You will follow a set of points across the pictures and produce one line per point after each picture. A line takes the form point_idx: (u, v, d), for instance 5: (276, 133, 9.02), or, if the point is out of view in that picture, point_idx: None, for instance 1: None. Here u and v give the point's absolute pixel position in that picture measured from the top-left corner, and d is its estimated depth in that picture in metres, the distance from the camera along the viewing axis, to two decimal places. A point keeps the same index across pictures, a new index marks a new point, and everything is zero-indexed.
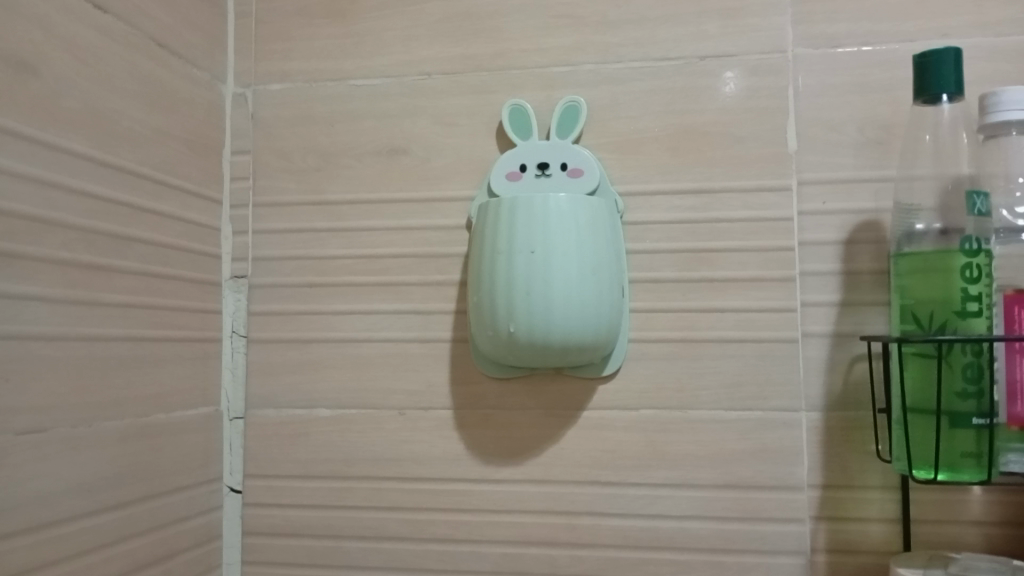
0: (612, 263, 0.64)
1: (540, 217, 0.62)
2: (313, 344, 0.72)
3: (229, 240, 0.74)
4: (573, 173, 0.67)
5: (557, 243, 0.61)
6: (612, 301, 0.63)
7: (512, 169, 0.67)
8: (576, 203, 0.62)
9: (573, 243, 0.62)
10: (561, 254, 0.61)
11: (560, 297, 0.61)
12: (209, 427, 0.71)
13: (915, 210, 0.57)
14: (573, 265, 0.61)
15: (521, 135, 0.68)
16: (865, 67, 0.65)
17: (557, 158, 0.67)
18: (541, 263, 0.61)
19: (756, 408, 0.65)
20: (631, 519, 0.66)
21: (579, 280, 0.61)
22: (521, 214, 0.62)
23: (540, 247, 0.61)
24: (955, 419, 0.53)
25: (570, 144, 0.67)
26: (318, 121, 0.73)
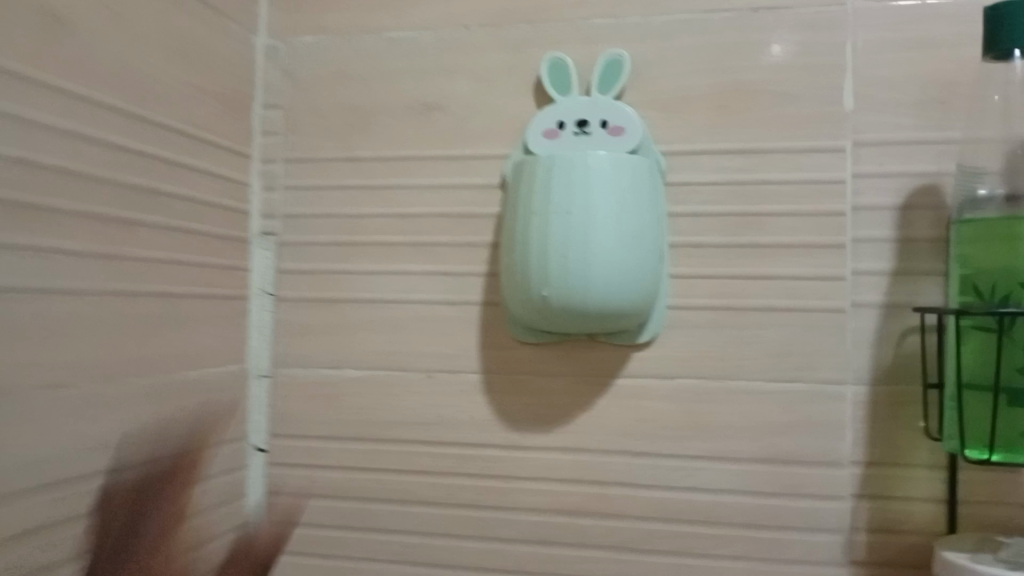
0: (652, 229, 0.61)
1: (577, 179, 0.59)
2: (343, 304, 0.70)
3: (258, 196, 0.72)
4: (613, 132, 0.63)
5: (595, 205, 0.59)
6: (651, 269, 0.61)
7: (550, 127, 0.64)
8: (616, 164, 0.60)
9: (612, 206, 0.59)
10: (599, 217, 0.59)
11: (598, 261, 0.58)
12: (236, 386, 0.70)
13: (980, 173, 0.54)
14: (613, 230, 0.59)
15: (560, 91, 0.65)
16: (928, 22, 0.61)
17: (597, 116, 0.63)
18: (578, 225, 0.59)
19: (801, 380, 0.62)
20: (665, 491, 0.64)
21: (618, 246, 0.59)
22: (559, 174, 0.59)
23: (576, 209, 0.59)
24: (1014, 397, 0.50)
25: (612, 100, 0.64)
26: (351, 75, 0.71)
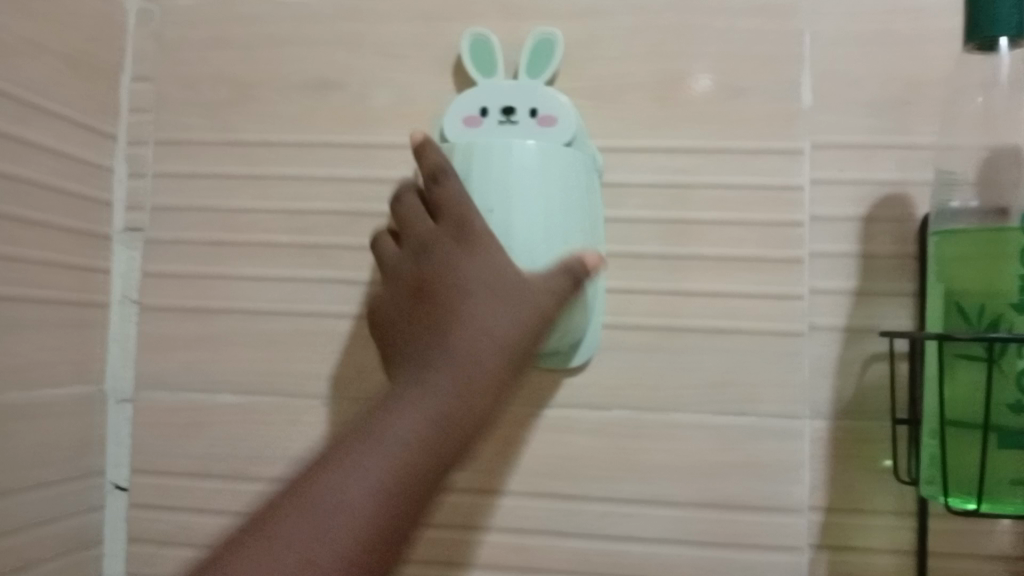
0: (587, 231, 0.53)
1: (501, 171, 0.50)
2: (217, 315, 0.59)
3: (122, 185, 0.61)
4: (543, 122, 0.53)
5: (521, 200, 0.50)
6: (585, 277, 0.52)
7: (470, 114, 0.53)
8: (546, 155, 0.51)
9: (541, 202, 0.50)
10: (525, 214, 0.50)
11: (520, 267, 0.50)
12: (83, 412, 0.58)
13: (955, 183, 0.47)
14: (540, 230, 0.50)
15: (481, 71, 0.55)
16: (890, 12, 0.54)
17: (524, 103, 0.54)
18: (500, 224, 0.50)
19: (748, 413, 0.54)
20: (593, 540, 0.55)
21: (546, 248, 0.50)
22: (480, 164, 0.50)
23: (497, 205, 0.50)
24: (1006, 437, 0.42)
25: (541, 86, 0.54)
26: (235, 47, 0.60)
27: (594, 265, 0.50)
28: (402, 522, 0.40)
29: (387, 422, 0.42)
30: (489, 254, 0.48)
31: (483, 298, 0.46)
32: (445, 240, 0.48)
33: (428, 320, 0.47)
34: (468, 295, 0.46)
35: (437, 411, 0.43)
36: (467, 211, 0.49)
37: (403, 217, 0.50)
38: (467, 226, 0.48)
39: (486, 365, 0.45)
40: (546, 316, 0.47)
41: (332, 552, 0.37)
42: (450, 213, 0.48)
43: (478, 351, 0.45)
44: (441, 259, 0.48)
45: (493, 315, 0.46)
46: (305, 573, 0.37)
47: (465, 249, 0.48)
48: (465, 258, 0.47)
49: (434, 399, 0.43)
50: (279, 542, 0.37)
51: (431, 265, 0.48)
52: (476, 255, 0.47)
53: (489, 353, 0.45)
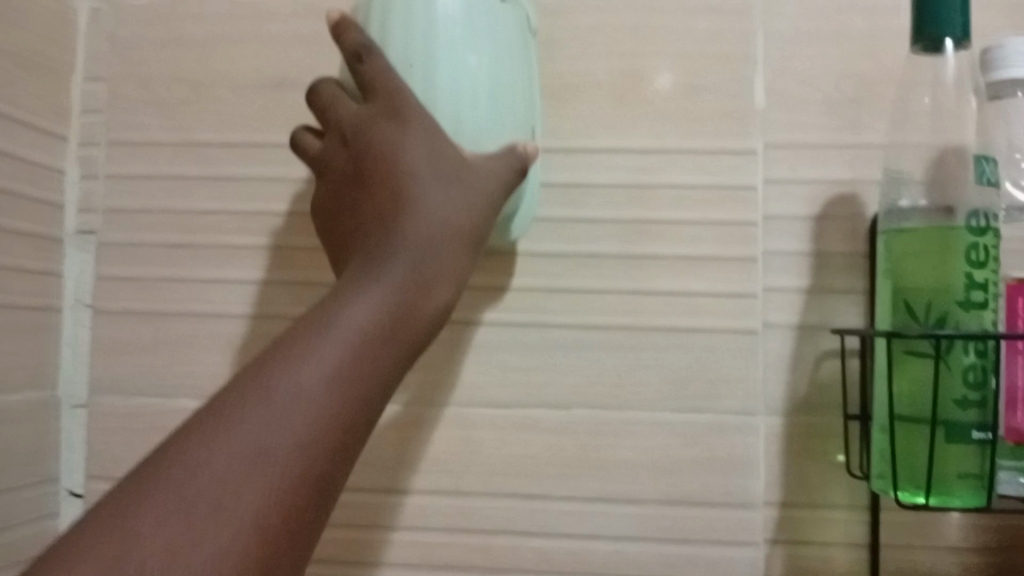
0: (521, 87, 0.48)
1: (426, 21, 0.45)
2: (173, 319, 0.58)
3: (74, 187, 0.60)
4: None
5: (445, 53, 0.45)
6: (517, 133, 0.48)
7: None
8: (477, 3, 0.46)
9: (469, 57, 0.45)
10: (449, 71, 0.45)
11: (445, 121, 0.46)
12: (34, 419, 0.57)
13: (904, 182, 0.48)
14: (466, 87, 0.45)
15: None
16: (845, 12, 0.55)
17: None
18: (422, 80, 0.45)
19: (706, 411, 0.54)
20: (557, 539, 0.55)
21: (473, 105, 0.46)
22: (402, 14, 0.46)
23: (419, 62, 0.45)
24: (952, 432, 0.43)
25: None
26: (187, 44, 0.59)
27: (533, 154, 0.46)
28: (356, 417, 0.37)
29: (331, 318, 0.39)
30: (426, 128, 0.44)
31: (428, 180, 0.43)
32: (376, 117, 0.44)
33: (371, 206, 0.43)
34: (413, 179, 0.43)
35: (387, 296, 0.40)
36: (396, 81, 0.45)
37: (328, 102, 0.46)
38: (398, 97, 0.44)
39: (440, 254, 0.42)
40: (496, 197, 0.45)
41: (283, 445, 0.35)
42: (376, 83, 0.44)
43: (428, 240, 0.42)
44: (375, 138, 0.44)
45: (440, 199, 0.43)
46: (260, 466, 0.34)
47: (399, 126, 0.44)
48: (405, 140, 0.44)
49: (382, 289, 0.40)
50: (225, 428, 0.35)
51: (365, 148, 0.45)
52: (413, 131, 0.44)
53: (437, 240, 0.42)
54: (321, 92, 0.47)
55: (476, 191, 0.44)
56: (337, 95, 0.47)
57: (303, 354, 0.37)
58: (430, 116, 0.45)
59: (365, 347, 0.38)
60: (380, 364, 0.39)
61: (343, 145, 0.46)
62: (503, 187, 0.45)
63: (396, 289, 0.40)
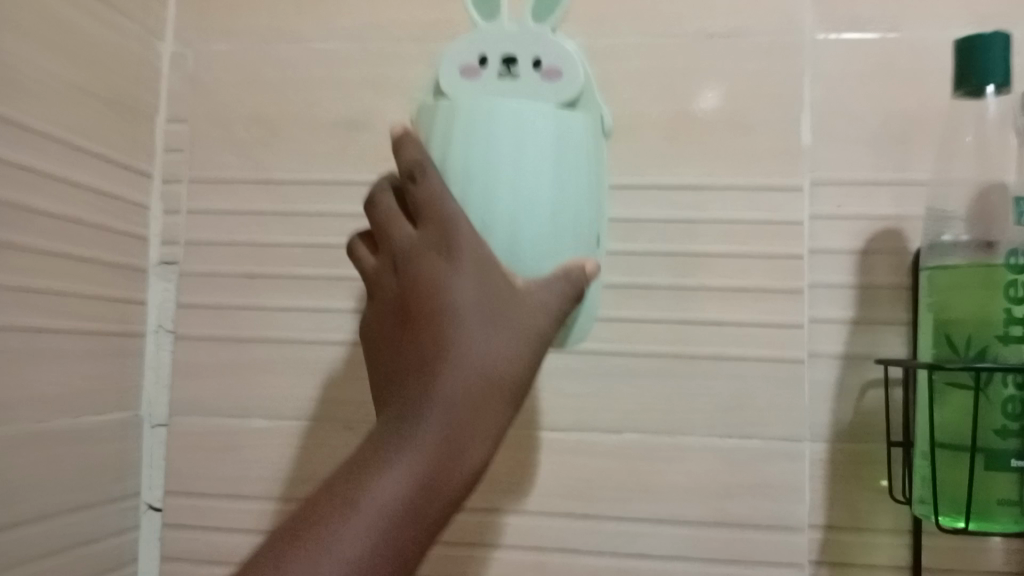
0: (583, 194, 0.47)
1: (488, 133, 0.45)
2: (250, 344, 0.62)
3: (159, 220, 0.64)
4: (547, 75, 0.48)
5: (506, 167, 0.45)
6: (576, 243, 0.47)
7: (468, 62, 0.48)
8: (542, 114, 0.45)
9: (530, 170, 0.45)
10: (508, 185, 0.45)
11: (502, 237, 0.45)
12: (123, 437, 0.61)
13: (947, 219, 0.50)
14: (525, 200, 0.45)
15: (485, 17, 0.50)
16: (889, 53, 0.58)
17: (527, 52, 0.48)
18: (481, 195, 0.45)
19: (755, 437, 0.57)
20: (610, 558, 0.58)
21: (532, 218, 0.45)
22: (465, 124, 0.45)
23: (479, 173, 0.45)
24: (992, 460, 0.45)
25: (547, 33, 0.48)
26: (266, 89, 0.63)
27: (592, 271, 0.45)
28: None
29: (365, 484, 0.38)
30: (479, 265, 0.42)
31: (475, 324, 0.41)
32: (427, 251, 0.43)
33: (414, 344, 0.42)
34: (460, 324, 0.41)
35: (424, 465, 0.38)
36: (452, 212, 0.43)
37: (385, 219, 0.45)
38: (453, 234, 0.43)
39: (484, 405, 0.41)
40: (545, 335, 0.43)
41: None
42: (434, 215, 0.43)
43: (473, 393, 0.40)
44: (426, 270, 0.43)
45: (487, 346, 0.41)
46: None
47: (448, 264, 0.42)
48: (455, 279, 0.42)
49: (422, 452, 0.39)
50: None
51: (414, 280, 0.43)
52: (465, 271, 0.42)
53: (480, 392, 0.41)
54: (379, 206, 0.46)
55: (524, 334, 0.42)
56: (393, 213, 0.45)
57: (332, 523, 0.36)
58: (486, 252, 0.43)
59: (398, 516, 0.37)
60: (417, 539, 0.37)
61: (393, 271, 0.45)
62: (551, 322, 0.43)
63: (437, 451, 0.39)
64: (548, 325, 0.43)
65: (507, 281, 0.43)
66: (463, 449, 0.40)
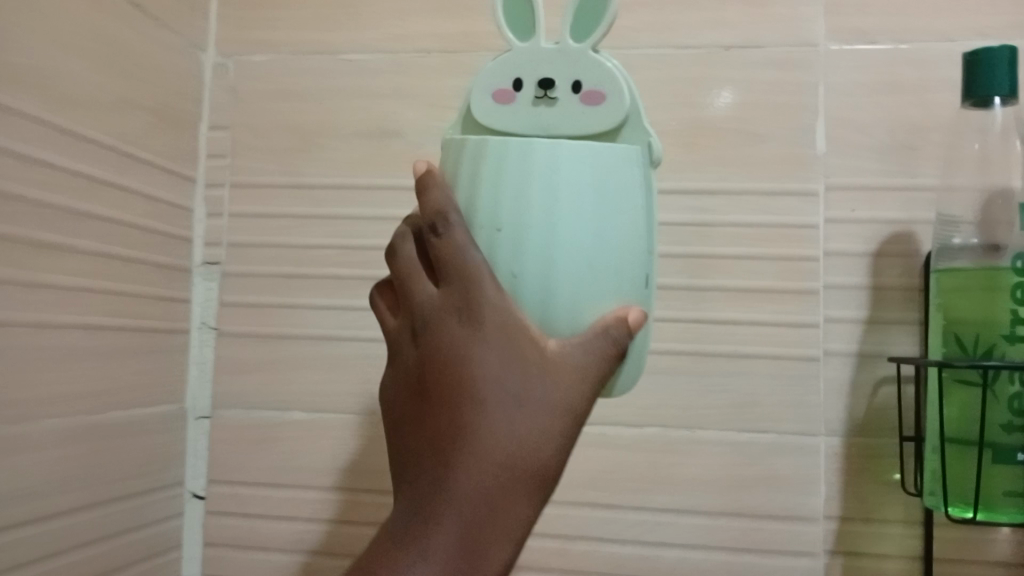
0: (632, 240, 0.39)
1: (518, 178, 0.38)
2: (287, 341, 0.65)
3: (201, 223, 0.67)
4: (588, 99, 0.40)
5: (538, 216, 0.38)
6: (621, 297, 0.40)
7: (500, 87, 0.41)
8: (581, 157, 0.38)
9: (567, 220, 0.38)
10: (541, 238, 0.38)
11: (533, 297, 0.39)
12: (169, 428, 0.64)
13: (956, 223, 0.53)
14: (559, 256, 0.38)
15: (519, 34, 0.42)
16: (899, 63, 0.60)
17: (565, 74, 0.40)
18: (509, 250, 0.39)
19: (770, 431, 0.59)
20: (630, 546, 0.60)
21: (569, 275, 0.38)
22: (491, 168, 0.39)
23: (508, 225, 0.39)
24: (999, 453, 0.48)
25: (588, 51, 0.40)
26: (302, 98, 0.66)
27: (637, 324, 0.39)
28: None
29: None
30: (501, 336, 0.38)
31: (495, 406, 0.38)
32: (447, 317, 0.39)
33: (433, 425, 0.39)
34: (478, 405, 0.38)
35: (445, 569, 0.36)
36: (473, 272, 0.38)
37: (406, 271, 0.41)
38: (473, 298, 0.38)
39: (509, 496, 0.37)
40: (579, 410, 0.39)
41: None
42: (453, 273, 0.38)
43: (491, 483, 0.37)
44: (445, 340, 0.39)
45: (507, 430, 0.38)
46: None
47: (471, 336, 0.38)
48: (473, 353, 0.38)
49: (443, 553, 0.36)
50: None
51: (431, 349, 0.39)
52: (484, 343, 0.38)
53: (503, 484, 0.37)
54: (400, 255, 0.41)
55: (551, 412, 0.38)
56: (412, 266, 0.41)
57: None
58: (510, 318, 0.38)
59: None
60: None
61: (410, 337, 0.40)
62: (583, 395, 0.38)
63: (449, 551, 0.37)
64: (583, 398, 0.39)
65: (534, 349, 0.38)
66: (488, 546, 0.37)
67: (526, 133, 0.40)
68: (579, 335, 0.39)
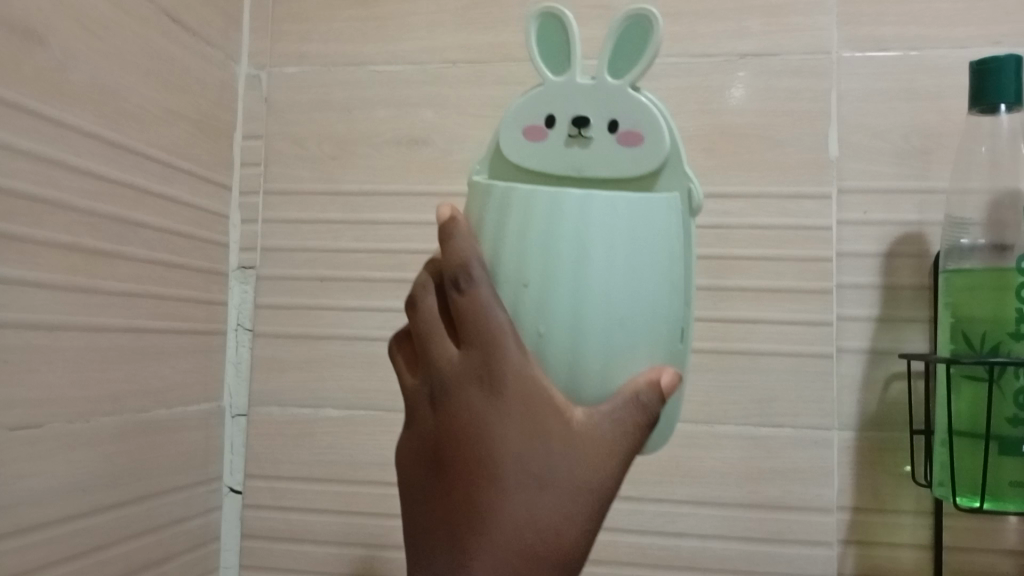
0: (665, 297, 0.39)
1: (547, 231, 0.38)
2: (322, 341, 0.68)
3: (237, 229, 0.70)
4: (626, 139, 0.39)
5: (567, 270, 0.38)
6: (652, 354, 0.39)
7: (534, 123, 0.40)
8: (614, 210, 0.38)
9: (598, 274, 0.38)
10: (570, 292, 0.38)
11: (562, 353, 0.38)
12: (210, 425, 0.67)
13: (966, 225, 0.55)
14: (589, 312, 0.38)
15: (553, 69, 0.41)
16: (912, 69, 0.62)
17: (601, 112, 0.39)
18: (536, 306, 0.38)
19: (786, 426, 0.62)
20: (652, 536, 0.63)
21: (598, 330, 0.38)
22: (519, 220, 0.39)
23: (535, 279, 0.38)
24: (1005, 446, 0.50)
25: (626, 87, 0.39)
26: (334, 108, 0.69)
27: (669, 387, 0.38)
28: None
29: None
30: (524, 407, 0.38)
31: (517, 480, 0.38)
32: (470, 384, 0.39)
33: (455, 493, 0.39)
34: (501, 478, 0.38)
35: None
36: (496, 340, 0.38)
37: (429, 327, 0.41)
38: (497, 367, 0.38)
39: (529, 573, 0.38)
40: (603, 484, 0.39)
41: None
42: (477, 338, 0.38)
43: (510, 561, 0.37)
44: (467, 408, 0.39)
45: (530, 505, 0.38)
46: None
47: (494, 405, 0.38)
48: (496, 425, 0.38)
49: None
50: None
51: (452, 415, 0.39)
52: (507, 416, 0.38)
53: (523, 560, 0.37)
54: (421, 309, 0.41)
55: (572, 486, 0.38)
56: (434, 322, 0.40)
57: None
58: (533, 389, 0.38)
59: None
60: None
61: (431, 398, 0.41)
62: (608, 466, 0.38)
63: None
64: (607, 473, 0.39)
65: (558, 421, 0.38)
66: None
67: (560, 172, 0.40)
68: (605, 404, 0.38)
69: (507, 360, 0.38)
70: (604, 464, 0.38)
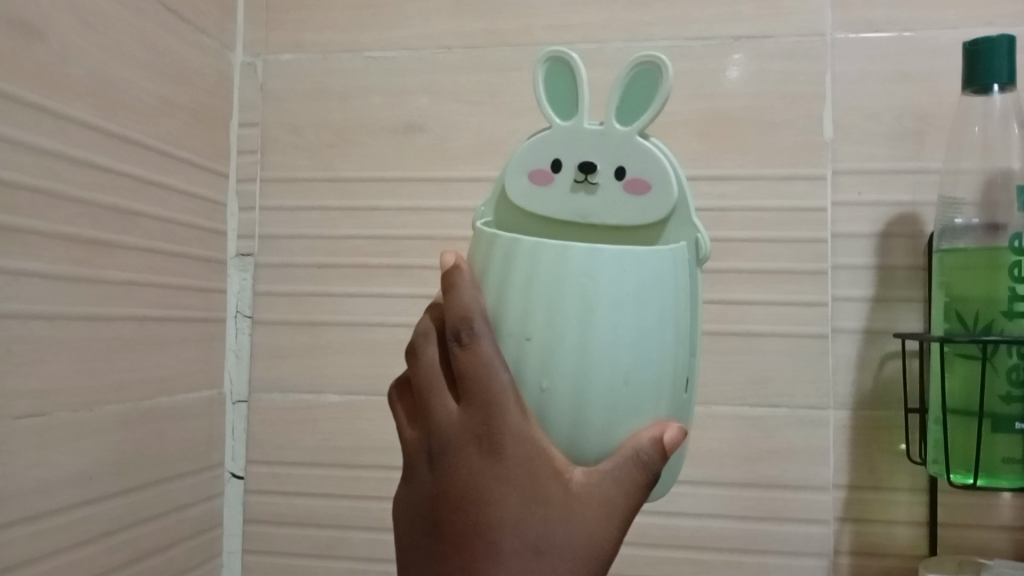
0: (668, 351, 0.39)
1: (553, 286, 0.38)
2: (322, 327, 0.68)
3: (235, 217, 0.71)
4: (632, 186, 0.40)
5: (573, 326, 0.37)
6: (655, 411, 0.39)
7: (541, 167, 0.42)
8: (622, 267, 0.37)
9: (605, 333, 0.37)
10: (575, 347, 0.37)
11: (566, 409, 0.38)
12: (212, 412, 0.68)
13: (958, 205, 0.55)
14: (594, 367, 0.37)
15: (562, 112, 0.43)
16: (905, 52, 0.62)
17: (608, 159, 0.40)
18: (540, 361, 0.38)
19: (783, 406, 0.62)
20: (650, 516, 0.64)
21: (604, 389, 0.38)
22: (523, 273, 0.38)
23: (538, 334, 0.38)
24: (998, 423, 0.51)
25: (633, 136, 0.40)
26: (331, 96, 0.69)
27: (672, 445, 0.38)
28: None
29: None
30: (525, 471, 0.37)
31: (514, 547, 0.37)
32: (469, 445, 0.38)
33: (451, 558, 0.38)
34: (497, 545, 0.37)
35: None
36: (498, 399, 0.37)
37: (428, 379, 0.39)
38: (497, 427, 0.37)
39: None
40: (600, 550, 0.38)
41: None
42: (479, 396, 0.37)
43: None
44: (465, 470, 0.38)
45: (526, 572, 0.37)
46: None
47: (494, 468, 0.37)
48: (495, 488, 0.37)
49: None
50: None
51: (450, 475, 0.38)
52: (507, 479, 0.37)
53: None
54: (422, 358, 0.40)
55: (571, 554, 0.37)
56: (433, 374, 0.39)
57: None
58: (534, 451, 0.37)
59: None
60: None
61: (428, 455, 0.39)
62: (606, 530, 0.38)
63: None
64: (605, 539, 0.38)
65: (557, 483, 0.37)
66: None
67: (566, 216, 0.41)
68: (606, 462, 0.38)
69: (508, 422, 0.37)
70: (603, 530, 0.38)
